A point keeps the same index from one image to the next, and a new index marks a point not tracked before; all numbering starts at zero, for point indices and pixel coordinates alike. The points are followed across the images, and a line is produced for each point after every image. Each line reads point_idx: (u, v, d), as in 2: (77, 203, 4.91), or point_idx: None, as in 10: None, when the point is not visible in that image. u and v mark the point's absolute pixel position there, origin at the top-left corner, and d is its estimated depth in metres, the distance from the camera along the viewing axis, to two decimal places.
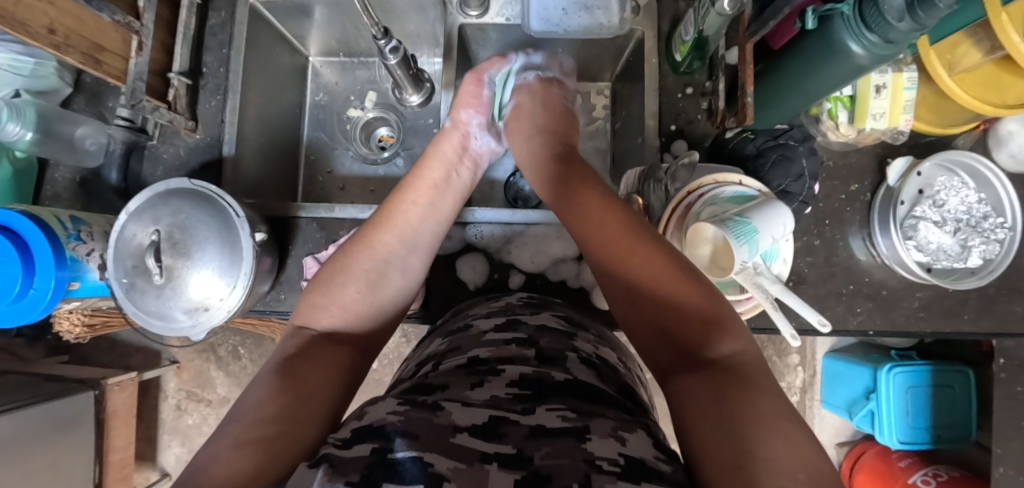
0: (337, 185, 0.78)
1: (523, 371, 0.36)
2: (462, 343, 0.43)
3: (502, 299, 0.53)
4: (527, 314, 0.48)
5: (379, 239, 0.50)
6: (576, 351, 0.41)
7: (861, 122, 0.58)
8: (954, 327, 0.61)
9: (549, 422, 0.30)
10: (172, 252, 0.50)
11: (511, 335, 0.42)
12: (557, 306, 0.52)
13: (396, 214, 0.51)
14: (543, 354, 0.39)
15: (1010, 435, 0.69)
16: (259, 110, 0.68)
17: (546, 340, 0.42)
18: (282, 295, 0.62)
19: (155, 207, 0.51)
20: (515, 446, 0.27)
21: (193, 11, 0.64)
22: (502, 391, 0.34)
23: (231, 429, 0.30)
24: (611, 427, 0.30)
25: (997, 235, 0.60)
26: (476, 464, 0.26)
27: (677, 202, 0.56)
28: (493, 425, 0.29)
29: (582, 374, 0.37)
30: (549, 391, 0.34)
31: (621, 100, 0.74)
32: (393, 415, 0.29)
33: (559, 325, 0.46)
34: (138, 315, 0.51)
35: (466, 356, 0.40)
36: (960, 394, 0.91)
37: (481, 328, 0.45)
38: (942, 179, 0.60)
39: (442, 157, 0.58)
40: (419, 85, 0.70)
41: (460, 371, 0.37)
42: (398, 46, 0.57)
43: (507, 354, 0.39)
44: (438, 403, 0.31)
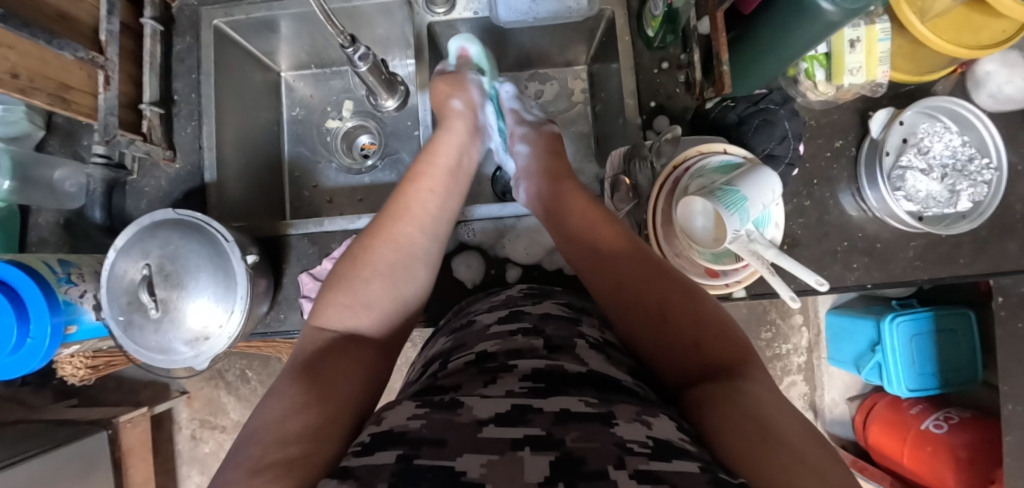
0: (325, 198, 0.78)
1: (536, 365, 0.36)
2: (467, 339, 0.43)
3: (502, 293, 0.53)
4: (530, 305, 0.47)
5: (398, 230, 0.50)
6: (583, 337, 0.42)
7: (839, 79, 0.58)
8: (950, 272, 0.62)
9: (573, 408, 0.30)
10: (165, 284, 0.50)
11: (516, 326, 0.42)
12: (558, 294, 0.52)
13: (413, 204, 0.51)
14: (551, 342, 0.39)
15: (1016, 372, 0.69)
16: (235, 131, 0.67)
17: (552, 328, 0.42)
18: (281, 315, 0.61)
19: (144, 241, 0.51)
20: (544, 430, 0.28)
21: (158, 39, 0.63)
22: (517, 385, 0.34)
23: (258, 452, 0.29)
24: (634, 411, 0.31)
25: (984, 177, 0.60)
26: (509, 453, 0.26)
27: (665, 178, 0.56)
28: (516, 414, 0.30)
29: (594, 361, 0.38)
30: (564, 382, 0.34)
31: (599, 82, 0.74)
32: (416, 420, 0.30)
33: (563, 312, 0.46)
34: (140, 351, 0.51)
35: (473, 352, 0.40)
36: (964, 336, 0.92)
37: (484, 322, 0.45)
38: (924, 125, 0.61)
39: (454, 141, 0.57)
40: (393, 88, 0.69)
41: (470, 370, 0.37)
42: (367, 53, 0.57)
43: (514, 347, 0.39)
44: (458, 401, 0.32)
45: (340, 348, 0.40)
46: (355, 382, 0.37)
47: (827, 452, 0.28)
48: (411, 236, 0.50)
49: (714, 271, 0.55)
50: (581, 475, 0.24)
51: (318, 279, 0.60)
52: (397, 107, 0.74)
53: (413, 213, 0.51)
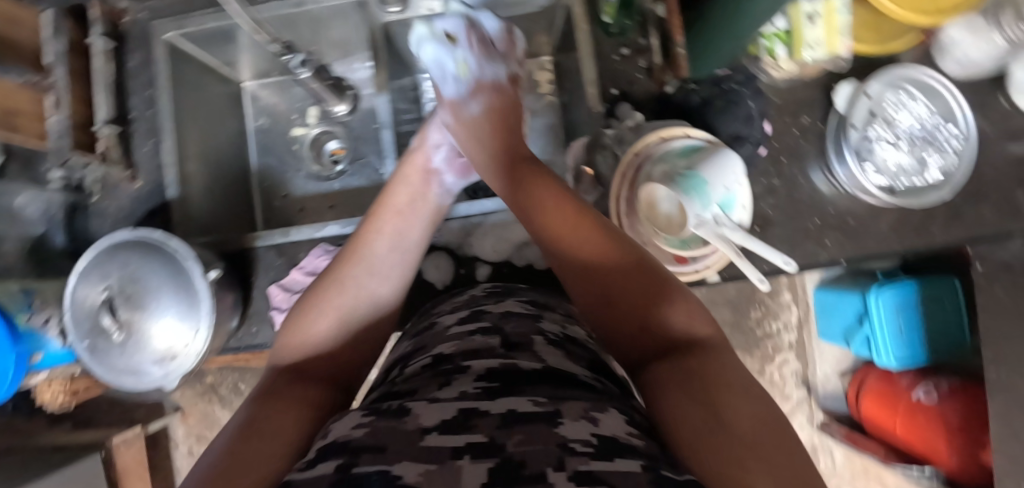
0: (296, 207, 0.77)
1: (490, 364, 0.35)
2: (427, 341, 0.43)
3: (467, 293, 0.52)
4: (492, 303, 0.47)
5: (347, 273, 0.48)
6: (543, 333, 0.41)
7: (799, 54, 0.57)
8: (924, 242, 0.61)
9: (520, 409, 0.29)
10: (127, 306, 0.50)
11: (476, 326, 0.42)
12: (522, 292, 0.51)
13: (363, 246, 0.50)
14: (509, 340, 0.39)
15: (996, 337, 0.69)
16: (197, 145, 0.67)
17: (511, 326, 0.41)
18: (253, 329, 0.61)
19: (103, 264, 0.50)
20: (486, 436, 0.26)
21: (109, 57, 0.62)
22: (471, 386, 0.32)
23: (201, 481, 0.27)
24: (582, 408, 0.29)
25: (952, 145, 0.59)
26: (448, 462, 0.25)
27: (625, 167, 0.54)
28: (463, 419, 0.29)
29: (552, 357, 0.37)
30: (518, 380, 0.33)
31: (564, 72, 0.74)
32: (358, 429, 0.29)
33: (524, 310, 0.45)
34: (108, 376, 0.51)
35: (431, 354, 0.39)
36: (950, 305, 0.92)
37: (445, 324, 0.45)
38: (891, 96, 0.60)
39: (407, 183, 0.56)
40: (342, 94, 0.69)
41: (426, 374, 0.37)
42: (306, 60, 0.55)
43: (472, 347, 0.38)
44: (405, 408, 0.31)
45: (285, 381, 0.39)
46: (299, 412, 0.36)
47: (783, 433, 0.28)
48: (358, 279, 0.48)
49: (682, 257, 0.54)
50: (518, 480, 0.22)
51: (287, 290, 0.60)
52: (348, 110, 0.74)
53: (361, 256, 0.49)
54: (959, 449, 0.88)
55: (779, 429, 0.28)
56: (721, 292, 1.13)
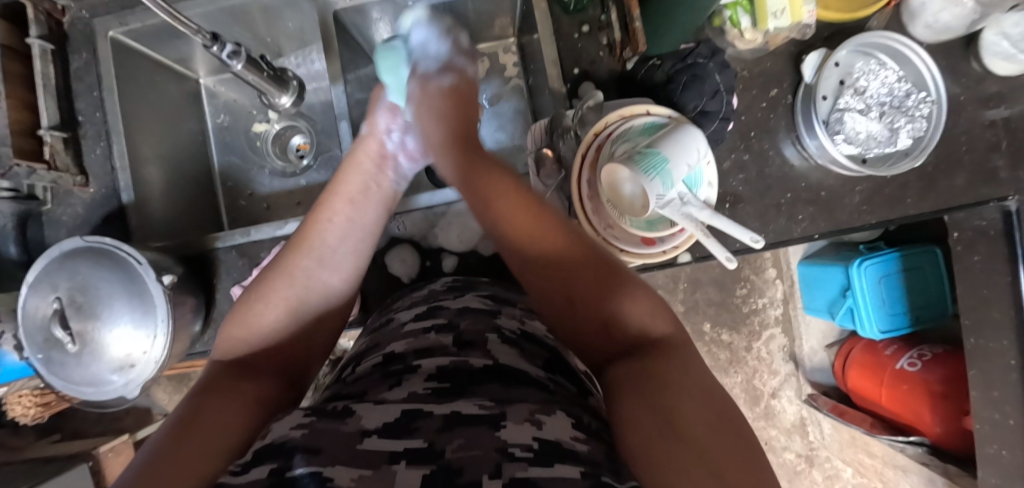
0: (262, 205, 0.75)
1: (441, 363, 0.33)
2: (382, 339, 0.41)
3: (426, 288, 0.51)
4: (450, 299, 0.45)
5: (296, 264, 0.46)
6: (498, 331, 0.39)
7: (764, 23, 0.54)
8: (898, 213, 0.61)
9: (464, 412, 0.27)
10: (79, 316, 0.48)
11: (431, 323, 0.40)
12: (482, 286, 0.50)
13: (312, 234, 0.48)
14: (462, 339, 0.36)
15: (974, 305, 0.68)
16: (153, 146, 0.64)
17: (466, 323, 0.39)
18: (219, 332, 0.60)
19: (52, 274, 0.49)
20: (426, 442, 0.24)
21: (49, 59, 0.60)
22: (421, 387, 0.31)
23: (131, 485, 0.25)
24: (527, 411, 0.27)
25: (921, 111, 0.57)
26: (383, 467, 0.22)
27: (587, 146, 0.53)
28: (406, 422, 0.26)
29: (504, 355, 0.35)
30: (468, 379, 0.31)
31: (528, 54, 0.72)
32: (297, 429, 0.25)
33: (482, 305, 0.43)
34: (68, 388, 0.49)
35: (382, 353, 0.37)
36: (932, 273, 0.91)
37: (401, 320, 0.43)
38: (859, 64, 0.59)
39: (360, 168, 0.52)
40: (284, 85, 0.66)
41: (375, 374, 0.34)
42: (237, 50, 0.54)
43: (424, 345, 0.36)
44: (349, 410, 0.28)
45: (231, 374, 0.38)
46: (243, 404, 0.34)
47: (735, 442, 0.26)
48: (307, 271, 0.46)
49: (649, 239, 0.53)
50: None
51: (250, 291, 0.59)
52: (293, 103, 0.70)
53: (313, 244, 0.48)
54: (945, 419, 0.87)
55: (731, 438, 0.26)
56: (706, 271, 1.13)
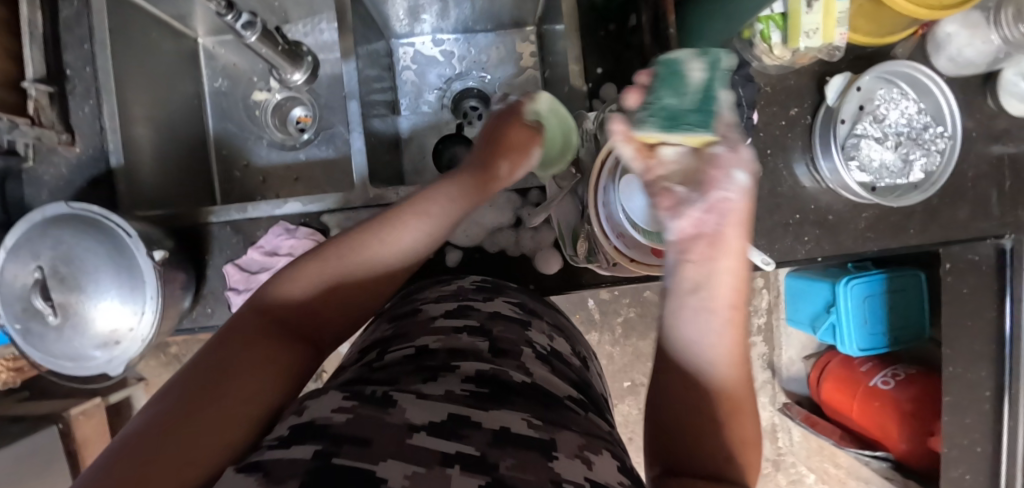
0: (258, 178, 0.73)
1: (480, 367, 0.31)
2: (407, 328, 0.38)
3: (454, 282, 0.47)
4: (480, 300, 0.42)
5: (385, 233, 0.39)
6: (532, 345, 0.37)
7: (795, 43, 0.53)
8: (898, 242, 0.61)
9: (513, 429, 0.25)
10: (61, 288, 0.45)
11: (462, 322, 0.38)
12: (511, 291, 0.47)
13: (413, 204, 0.40)
14: (496, 346, 0.35)
15: (956, 335, 0.69)
16: (144, 108, 0.60)
17: (499, 329, 0.37)
18: (209, 309, 0.58)
19: (33, 241, 0.46)
20: (478, 450, 0.23)
21: (38, 5, 0.55)
22: (458, 386, 0.29)
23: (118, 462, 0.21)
24: (577, 445, 0.26)
25: (937, 145, 0.58)
26: (436, 467, 0.21)
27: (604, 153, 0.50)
28: (452, 425, 0.25)
29: (539, 371, 0.33)
30: (508, 390, 0.29)
31: (547, 45, 0.70)
32: (340, 413, 0.24)
33: (513, 313, 0.41)
34: (48, 361, 0.47)
35: (413, 344, 0.34)
36: (914, 296, 0.94)
37: (430, 312, 0.39)
38: (881, 91, 0.58)
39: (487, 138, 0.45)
40: (298, 61, 0.67)
41: (406, 362, 0.32)
42: (251, 21, 0.54)
43: (458, 346, 0.34)
44: (391, 398, 0.27)
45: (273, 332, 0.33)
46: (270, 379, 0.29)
47: None
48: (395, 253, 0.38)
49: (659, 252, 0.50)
50: None
51: (243, 270, 0.56)
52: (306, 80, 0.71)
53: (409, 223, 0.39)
54: (912, 437, 0.91)
55: None
56: None
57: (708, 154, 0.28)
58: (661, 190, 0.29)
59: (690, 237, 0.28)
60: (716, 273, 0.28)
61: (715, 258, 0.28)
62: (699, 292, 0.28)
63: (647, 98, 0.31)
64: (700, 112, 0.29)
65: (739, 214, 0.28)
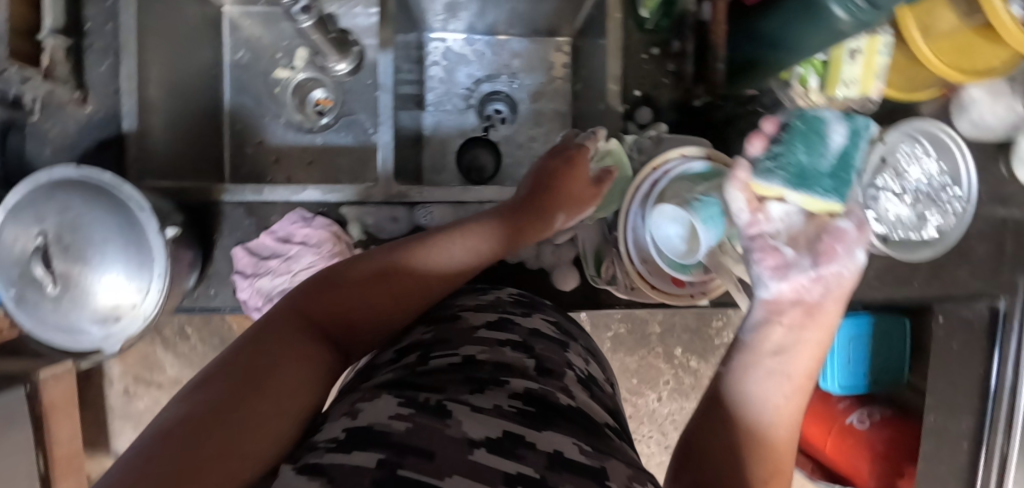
0: (270, 157, 0.70)
1: (528, 385, 0.31)
2: (447, 333, 0.37)
3: (491, 293, 0.47)
4: (519, 314, 0.42)
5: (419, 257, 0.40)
6: (572, 367, 0.37)
7: (831, 90, 0.54)
8: (902, 293, 0.63)
9: (567, 453, 0.25)
10: (64, 257, 0.43)
11: (504, 335, 0.37)
12: (547, 309, 0.47)
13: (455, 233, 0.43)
14: (541, 364, 0.34)
15: (941, 387, 0.71)
16: (162, 73, 0.58)
17: (541, 347, 0.37)
18: (211, 291, 0.56)
19: (38, 204, 0.43)
20: (538, 473, 0.22)
21: None
22: (507, 403, 0.28)
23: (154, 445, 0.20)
24: (626, 475, 0.26)
25: (953, 207, 0.60)
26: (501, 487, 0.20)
27: (642, 179, 0.50)
28: (509, 444, 0.24)
29: (581, 395, 0.33)
30: (556, 412, 0.29)
31: (582, 58, 0.69)
32: (398, 420, 0.25)
33: (551, 331, 0.41)
34: (41, 332, 0.45)
35: (457, 352, 0.34)
36: (898, 341, 0.97)
37: (471, 321, 0.39)
38: (904, 147, 0.60)
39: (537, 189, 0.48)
40: (344, 50, 0.67)
41: (453, 370, 0.32)
42: (309, 5, 0.55)
43: (504, 360, 0.33)
44: (445, 409, 0.26)
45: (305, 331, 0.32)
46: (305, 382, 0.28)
47: None
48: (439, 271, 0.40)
49: (680, 280, 0.51)
50: None
51: (253, 254, 0.54)
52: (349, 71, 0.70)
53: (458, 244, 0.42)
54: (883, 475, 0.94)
55: None
56: None
57: (827, 225, 0.37)
58: (769, 249, 0.38)
59: (790, 297, 0.37)
60: (798, 344, 0.36)
61: (804, 329, 0.37)
62: (779, 353, 0.36)
63: (775, 147, 0.40)
64: (833, 170, 0.38)
65: (839, 290, 0.37)
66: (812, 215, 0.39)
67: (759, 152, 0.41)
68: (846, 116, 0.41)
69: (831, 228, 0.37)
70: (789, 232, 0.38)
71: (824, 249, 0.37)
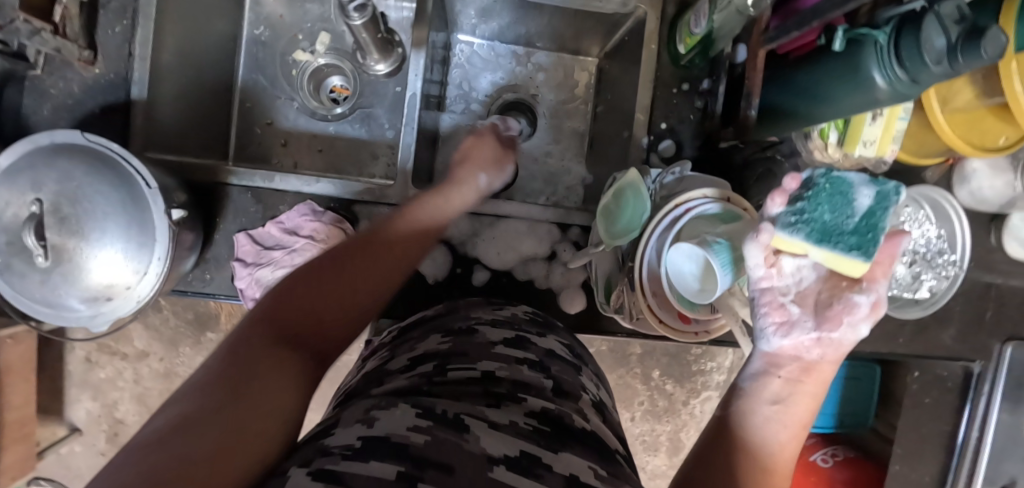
0: (278, 140, 0.68)
1: (545, 405, 0.30)
2: (464, 346, 0.36)
3: (507, 308, 0.46)
4: (535, 333, 0.41)
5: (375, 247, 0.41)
6: (586, 390, 0.37)
7: (852, 148, 0.53)
8: (888, 347, 0.65)
9: (583, 477, 0.24)
10: (58, 228, 0.40)
11: (521, 353, 0.36)
12: (561, 331, 0.46)
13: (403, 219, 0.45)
14: (558, 386, 0.34)
15: (913, 438, 0.72)
16: (178, 42, 0.55)
17: (557, 368, 0.37)
18: (207, 275, 0.53)
19: (36, 168, 0.41)
20: None
21: None
22: (522, 421, 0.28)
23: (130, 473, 0.19)
24: None
25: (947, 272, 0.62)
26: None
27: (663, 214, 0.49)
28: (526, 463, 0.24)
29: (595, 419, 0.33)
30: (571, 434, 0.28)
31: (608, 81, 0.70)
32: (417, 431, 0.24)
33: (565, 354, 0.41)
34: (23, 304, 0.42)
35: (475, 366, 0.33)
36: (864, 386, 0.99)
37: (488, 336, 0.38)
38: (907, 210, 0.62)
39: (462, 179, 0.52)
40: (387, 51, 0.62)
41: (469, 382, 0.31)
42: (364, 4, 0.52)
43: (522, 379, 0.33)
44: (462, 422, 0.26)
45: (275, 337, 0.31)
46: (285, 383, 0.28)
47: None
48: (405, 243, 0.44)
49: (686, 316, 0.50)
50: None
51: (256, 243, 0.52)
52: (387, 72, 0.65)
53: (416, 215, 0.46)
54: None
55: None
56: None
57: (843, 294, 0.38)
58: (776, 305, 0.39)
59: (789, 353, 0.39)
60: (795, 396, 0.39)
61: (801, 383, 0.39)
62: (778, 402, 0.38)
63: (800, 204, 0.38)
64: (856, 232, 0.38)
65: (837, 353, 0.39)
66: (831, 275, 0.39)
67: (781, 208, 0.38)
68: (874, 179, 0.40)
69: (845, 296, 0.38)
70: (798, 290, 0.39)
71: (831, 316, 0.38)
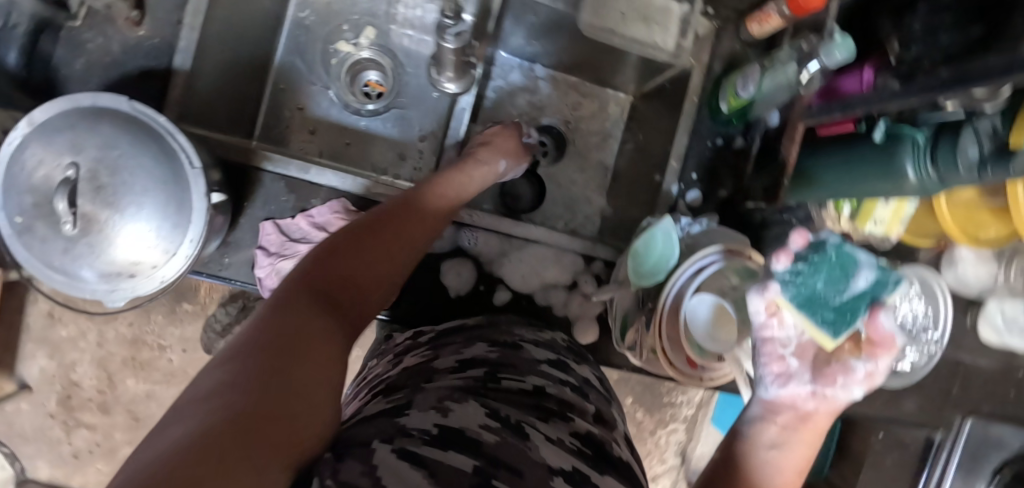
0: (305, 126, 0.66)
1: (590, 429, 0.31)
2: (512, 357, 0.37)
3: (545, 332, 0.47)
4: (573, 361, 0.42)
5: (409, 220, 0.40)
6: (620, 425, 0.37)
7: (862, 224, 0.54)
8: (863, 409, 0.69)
9: None
10: (91, 198, 0.38)
11: (564, 377, 0.37)
12: (591, 363, 0.47)
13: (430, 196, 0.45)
14: (599, 414, 0.35)
15: None
16: (225, 15, 0.55)
17: (595, 398, 0.37)
18: (226, 259, 0.52)
19: (77, 131, 0.39)
20: None
21: None
22: (569, 437, 0.28)
23: (203, 424, 0.16)
24: None
25: (928, 348, 0.67)
26: None
27: (687, 261, 0.52)
28: (580, 478, 0.24)
29: (626, 449, 0.33)
30: (612, 460, 0.29)
31: (641, 122, 0.72)
32: (487, 431, 0.24)
33: (599, 385, 0.41)
34: (38, 270, 0.40)
35: (526, 380, 0.34)
36: None
37: (532, 354, 0.39)
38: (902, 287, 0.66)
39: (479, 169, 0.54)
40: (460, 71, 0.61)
41: (521, 393, 0.32)
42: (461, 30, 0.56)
43: (568, 398, 0.33)
44: (523, 429, 0.26)
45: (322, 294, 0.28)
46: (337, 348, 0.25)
47: None
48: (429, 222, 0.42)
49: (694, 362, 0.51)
50: None
51: (282, 233, 0.51)
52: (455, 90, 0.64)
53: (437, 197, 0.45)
54: None
55: None
56: None
57: (841, 355, 0.38)
58: (775, 356, 0.39)
59: (788, 402, 0.38)
60: (794, 444, 0.37)
61: (797, 432, 0.38)
62: (776, 448, 0.37)
63: (801, 265, 0.41)
64: (839, 308, 0.39)
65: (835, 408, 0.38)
66: None
67: (783, 266, 0.41)
68: (878, 266, 0.41)
69: (843, 357, 0.38)
70: (800, 341, 0.39)
71: (827, 373, 0.38)
